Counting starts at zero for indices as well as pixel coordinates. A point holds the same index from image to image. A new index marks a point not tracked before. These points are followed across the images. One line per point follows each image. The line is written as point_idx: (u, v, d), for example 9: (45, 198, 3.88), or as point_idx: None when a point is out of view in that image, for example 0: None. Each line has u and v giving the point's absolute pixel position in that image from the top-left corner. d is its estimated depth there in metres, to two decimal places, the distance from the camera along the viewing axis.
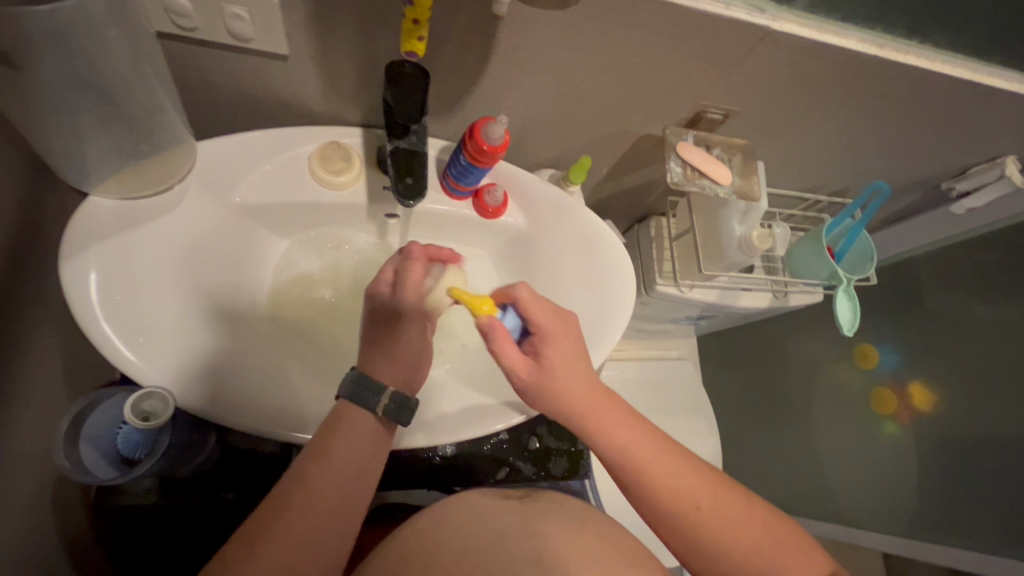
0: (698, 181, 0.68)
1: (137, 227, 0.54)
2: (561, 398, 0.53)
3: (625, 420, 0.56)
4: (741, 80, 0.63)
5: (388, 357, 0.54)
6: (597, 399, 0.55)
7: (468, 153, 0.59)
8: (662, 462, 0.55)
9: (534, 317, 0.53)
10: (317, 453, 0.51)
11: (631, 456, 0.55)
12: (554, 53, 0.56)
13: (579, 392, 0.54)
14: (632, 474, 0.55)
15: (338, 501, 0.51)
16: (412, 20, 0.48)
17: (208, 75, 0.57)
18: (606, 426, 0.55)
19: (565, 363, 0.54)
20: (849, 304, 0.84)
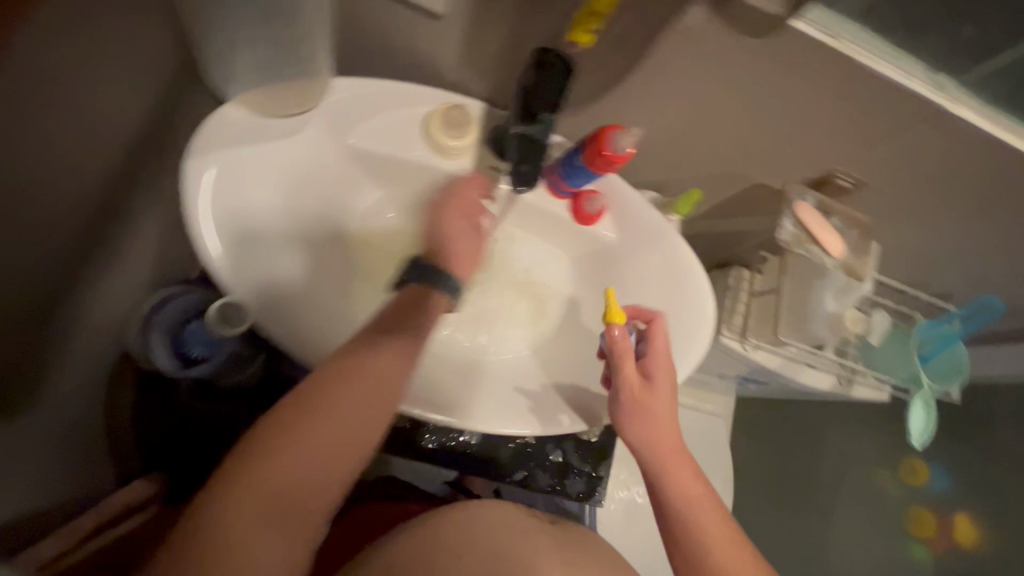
0: (806, 246, 0.65)
1: (261, 142, 0.56)
2: (652, 419, 0.57)
3: (698, 481, 0.57)
4: (886, 154, 0.59)
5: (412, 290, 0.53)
6: (676, 453, 0.57)
7: (586, 155, 0.58)
8: (723, 532, 0.55)
9: (657, 344, 0.60)
10: (325, 398, 0.45)
11: (692, 516, 0.55)
12: (703, 78, 0.54)
13: (667, 424, 0.57)
14: (693, 539, 0.55)
15: (340, 447, 0.45)
16: (589, 12, 0.46)
17: (360, 15, 0.58)
18: (679, 482, 0.56)
19: (669, 395, 0.58)
20: (924, 414, 0.78)
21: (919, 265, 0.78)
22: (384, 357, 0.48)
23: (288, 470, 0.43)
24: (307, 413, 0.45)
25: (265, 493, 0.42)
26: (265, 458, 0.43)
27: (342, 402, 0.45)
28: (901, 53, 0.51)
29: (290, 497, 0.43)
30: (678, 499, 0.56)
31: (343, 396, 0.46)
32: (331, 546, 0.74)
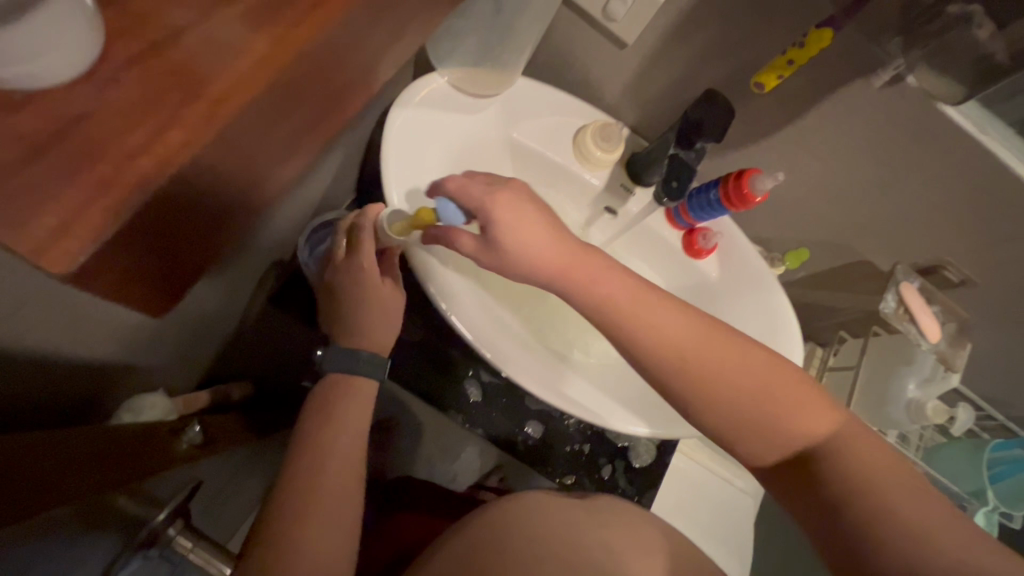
0: (904, 323, 0.69)
1: (450, 112, 0.64)
2: (534, 252, 0.50)
3: (665, 315, 0.51)
4: (1000, 254, 0.63)
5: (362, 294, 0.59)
6: (576, 255, 0.51)
7: (724, 191, 0.64)
8: (738, 366, 0.50)
9: (467, 196, 0.50)
10: (314, 471, 0.52)
11: (699, 357, 0.50)
12: (850, 148, 0.61)
13: (550, 245, 0.50)
14: (685, 380, 0.50)
15: (346, 479, 0.53)
16: (787, 59, 0.55)
17: (555, 33, 0.68)
18: (660, 322, 0.51)
19: (527, 225, 0.50)
20: (985, 528, 0.79)
21: (999, 377, 0.79)
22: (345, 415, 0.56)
23: (316, 517, 0.49)
24: (306, 481, 0.51)
25: (295, 518, 0.48)
26: (288, 512, 0.49)
27: (334, 436, 0.54)
28: None
29: (330, 510, 0.50)
30: (687, 347, 0.50)
31: (336, 437, 0.54)
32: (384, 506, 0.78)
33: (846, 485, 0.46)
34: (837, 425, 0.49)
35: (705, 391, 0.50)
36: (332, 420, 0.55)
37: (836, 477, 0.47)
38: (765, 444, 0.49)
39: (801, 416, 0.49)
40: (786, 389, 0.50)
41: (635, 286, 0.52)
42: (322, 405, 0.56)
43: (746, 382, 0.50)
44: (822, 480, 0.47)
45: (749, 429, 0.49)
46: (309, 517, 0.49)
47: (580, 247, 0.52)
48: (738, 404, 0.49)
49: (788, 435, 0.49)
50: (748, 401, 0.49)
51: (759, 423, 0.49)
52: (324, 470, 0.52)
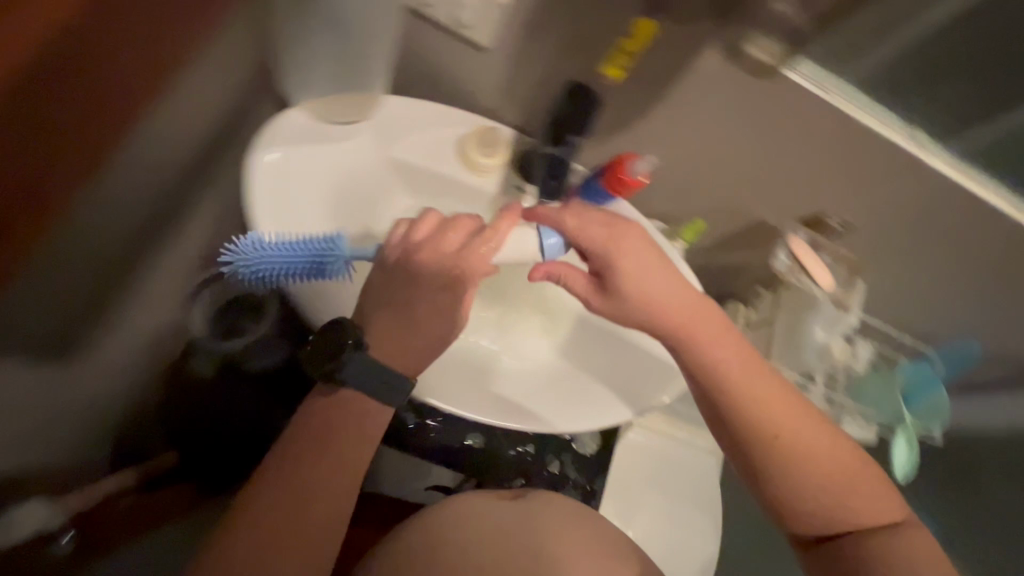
0: (798, 276, 0.73)
1: (318, 146, 0.63)
2: (637, 296, 0.55)
3: (722, 342, 0.57)
4: (876, 197, 0.65)
5: (396, 332, 0.54)
6: (684, 310, 0.56)
7: (606, 180, 0.65)
8: (807, 429, 0.56)
9: (588, 240, 0.55)
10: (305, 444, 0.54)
11: (729, 368, 0.56)
12: (717, 118, 0.62)
13: (658, 289, 0.55)
14: (724, 397, 0.56)
15: (331, 470, 0.54)
16: (621, 48, 0.57)
17: (416, 45, 0.65)
18: (702, 339, 0.57)
19: (636, 263, 0.55)
20: (906, 450, 0.84)
21: (901, 307, 0.83)
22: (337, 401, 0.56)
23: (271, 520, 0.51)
24: (282, 471, 0.53)
25: (256, 516, 0.51)
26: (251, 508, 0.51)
27: (323, 445, 0.54)
28: (884, 108, 0.59)
29: (323, 471, 0.54)
30: (728, 363, 0.56)
31: (313, 455, 0.54)
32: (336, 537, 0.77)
33: (830, 508, 0.55)
34: (900, 513, 0.56)
35: (733, 407, 0.56)
36: (321, 430, 0.55)
37: (807, 497, 0.55)
38: (784, 465, 0.55)
39: (863, 477, 0.56)
40: (805, 428, 0.56)
41: (746, 347, 0.58)
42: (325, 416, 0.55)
43: (788, 427, 0.56)
44: (850, 524, 0.55)
45: (815, 479, 0.55)
46: (268, 513, 0.51)
47: (694, 291, 0.58)
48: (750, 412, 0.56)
49: (835, 476, 0.55)
50: (825, 463, 0.55)
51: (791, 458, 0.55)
52: (304, 477, 0.53)
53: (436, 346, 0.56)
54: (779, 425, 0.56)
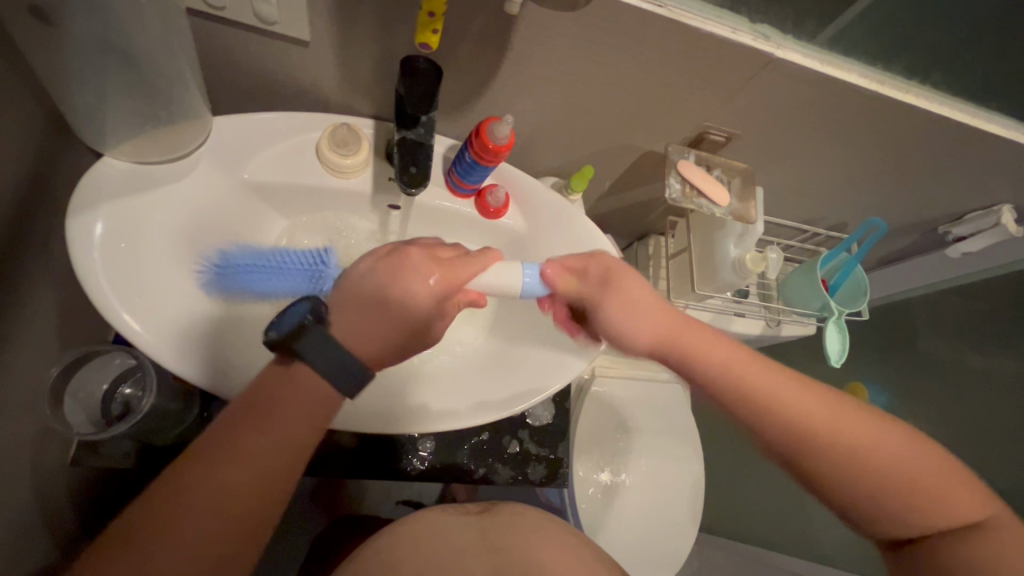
0: (696, 200, 0.69)
1: (149, 191, 0.56)
2: (638, 318, 0.58)
3: (708, 340, 0.55)
4: (745, 105, 0.64)
5: (360, 316, 0.50)
6: (676, 327, 0.57)
7: (473, 151, 0.61)
8: (848, 422, 0.51)
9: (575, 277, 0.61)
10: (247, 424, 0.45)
11: (746, 372, 0.54)
12: (565, 61, 0.58)
13: (650, 312, 0.57)
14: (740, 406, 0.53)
15: (278, 450, 0.46)
16: (428, 13, 0.50)
17: (231, 54, 0.59)
18: (711, 349, 0.55)
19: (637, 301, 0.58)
20: (838, 336, 0.86)
21: (807, 202, 0.84)
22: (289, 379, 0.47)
23: (192, 505, 0.42)
24: (210, 454, 0.44)
25: (180, 499, 0.42)
26: (169, 493, 0.42)
27: (264, 424, 0.46)
28: (728, 13, 0.56)
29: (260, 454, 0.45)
30: (756, 387, 0.53)
31: (251, 436, 0.45)
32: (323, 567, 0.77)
33: (888, 511, 0.50)
34: (980, 512, 0.49)
35: (758, 410, 0.52)
36: (264, 410, 0.46)
37: (861, 503, 0.50)
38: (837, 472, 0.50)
39: (929, 476, 0.49)
40: (855, 428, 0.51)
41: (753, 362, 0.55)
42: (274, 392, 0.47)
43: (841, 425, 0.51)
44: (927, 527, 0.49)
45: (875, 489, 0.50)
46: (192, 498, 0.42)
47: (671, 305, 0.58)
48: (796, 419, 0.51)
49: (895, 481, 0.49)
50: (881, 454, 0.50)
51: (837, 451, 0.50)
52: (245, 460, 0.44)
53: (414, 334, 0.53)
54: (834, 426, 0.50)
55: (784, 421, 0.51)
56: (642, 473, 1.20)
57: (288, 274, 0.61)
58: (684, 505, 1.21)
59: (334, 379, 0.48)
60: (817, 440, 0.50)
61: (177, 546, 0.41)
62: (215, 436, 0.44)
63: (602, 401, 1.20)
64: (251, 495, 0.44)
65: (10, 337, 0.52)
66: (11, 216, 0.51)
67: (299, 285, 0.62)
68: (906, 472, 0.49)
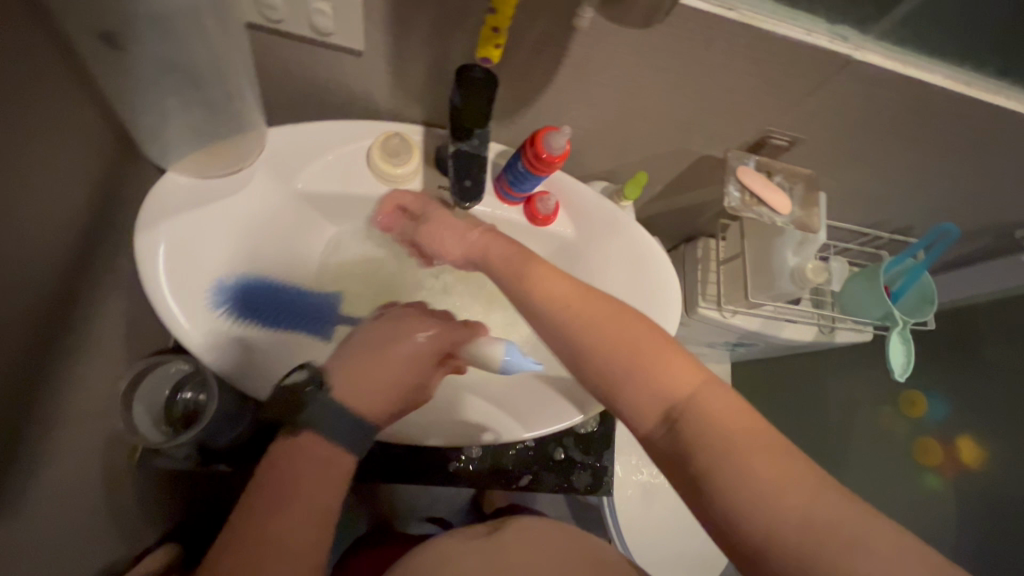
0: (755, 208, 0.67)
1: (208, 205, 0.57)
2: (557, 306, 0.50)
3: (618, 320, 0.49)
4: (813, 109, 0.60)
5: (372, 359, 0.52)
6: (586, 301, 0.50)
7: (526, 160, 0.59)
8: (641, 342, 0.48)
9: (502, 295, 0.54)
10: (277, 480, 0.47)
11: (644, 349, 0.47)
12: (623, 66, 0.56)
13: (564, 292, 0.51)
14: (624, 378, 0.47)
15: (308, 506, 0.46)
16: (492, 28, 0.49)
17: (285, 65, 0.59)
18: (610, 330, 0.48)
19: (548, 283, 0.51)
20: (903, 347, 0.81)
21: (871, 206, 0.79)
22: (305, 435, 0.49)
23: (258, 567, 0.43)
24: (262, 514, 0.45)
25: (244, 561, 0.42)
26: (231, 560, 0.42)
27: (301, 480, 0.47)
28: (802, 15, 0.52)
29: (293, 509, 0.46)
30: (648, 365, 0.47)
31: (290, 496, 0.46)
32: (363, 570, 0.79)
33: (617, 402, 0.48)
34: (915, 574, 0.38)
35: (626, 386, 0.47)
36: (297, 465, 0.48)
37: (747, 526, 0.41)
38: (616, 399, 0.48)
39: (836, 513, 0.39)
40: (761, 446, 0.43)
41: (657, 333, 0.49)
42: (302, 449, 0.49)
43: (637, 340, 0.48)
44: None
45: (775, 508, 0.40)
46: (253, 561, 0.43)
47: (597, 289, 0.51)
48: (585, 341, 0.49)
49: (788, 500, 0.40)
50: (606, 352, 0.48)
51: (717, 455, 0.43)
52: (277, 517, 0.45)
53: (418, 391, 0.54)
54: (612, 349, 0.48)
55: (588, 340, 0.48)
56: None
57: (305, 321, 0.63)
58: None
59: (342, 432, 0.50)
60: (592, 353, 0.48)
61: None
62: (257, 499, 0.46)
63: None
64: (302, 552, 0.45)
65: (82, 349, 0.54)
66: (82, 232, 0.52)
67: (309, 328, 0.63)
68: (635, 360, 0.47)
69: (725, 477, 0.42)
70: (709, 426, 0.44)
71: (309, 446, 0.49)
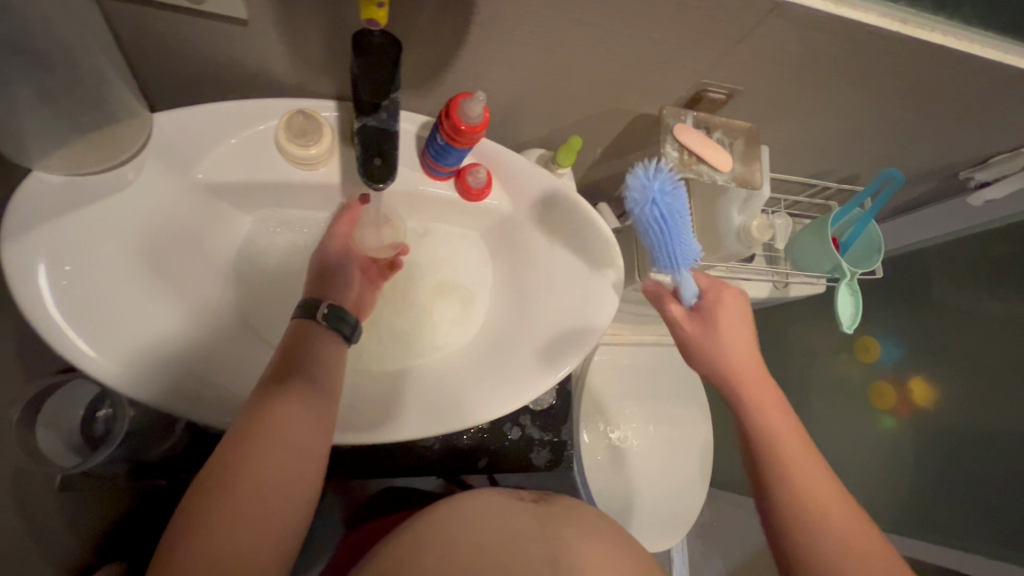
0: (695, 167, 0.63)
1: (87, 206, 0.50)
2: (754, 404, 0.53)
3: (813, 470, 0.50)
4: (745, 58, 0.57)
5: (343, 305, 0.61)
6: (794, 435, 0.52)
7: (444, 133, 0.55)
8: (818, 472, 0.50)
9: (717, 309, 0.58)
10: (222, 491, 0.42)
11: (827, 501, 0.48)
12: (539, 21, 0.51)
13: (770, 407, 0.53)
14: (793, 508, 0.48)
15: (264, 503, 0.43)
16: None
17: (163, 40, 0.53)
18: (804, 470, 0.50)
19: (765, 394, 0.54)
20: (852, 298, 0.80)
21: (815, 157, 0.77)
22: (255, 434, 0.45)
23: (229, 514, 0.41)
24: (255, 432, 0.45)
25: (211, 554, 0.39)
26: (213, 486, 0.42)
27: (286, 415, 0.47)
28: None
29: (252, 503, 0.42)
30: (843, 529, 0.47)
31: (278, 427, 0.46)
32: (330, 569, 0.79)
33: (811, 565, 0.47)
34: None
35: (793, 511, 0.48)
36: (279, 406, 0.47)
37: None
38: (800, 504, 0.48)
39: None
40: None
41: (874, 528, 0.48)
42: (315, 370, 0.51)
43: (817, 462, 0.51)
44: None
45: None
46: (249, 485, 0.42)
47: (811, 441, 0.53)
48: (792, 455, 0.50)
49: None
50: (819, 502, 0.48)
51: None
52: (223, 523, 0.41)
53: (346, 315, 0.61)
54: (779, 438, 0.51)
55: (786, 459, 0.50)
56: (650, 441, 1.19)
57: (673, 250, 0.55)
58: (692, 469, 1.20)
59: (303, 415, 0.48)
60: (790, 454, 0.50)
61: (238, 528, 0.41)
62: (245, 423, 0.45)
63: (605, 369, 1.18)
64: (297, 486, 0.45)
65: None
66: None
67: (658, 263, 0.57)
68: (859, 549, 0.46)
69: None
70: None
71: (264, 438, 0.45)
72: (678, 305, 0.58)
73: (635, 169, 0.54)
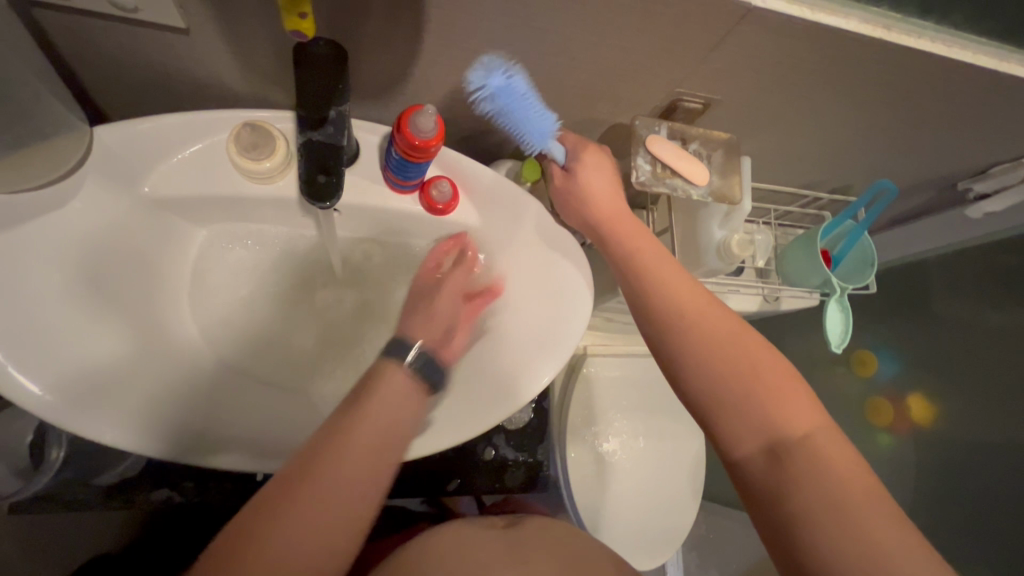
0: (669, 180, 0.60)
1: (23, 225, 0.48)
2: (653, 281, 0.53)
3: (724, 336, 0.49)
4: (720, 67, 0.53)
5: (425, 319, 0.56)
6: (697, 299, 0.52)
7: (398, 148, 0.52)
8: (730, 334, 0.49)
9: (584, 174, 0.58)
10: (281, 511, 0.39)
11: (737, 363, 0.48)
12: (497, 29, 0.49)
13: (668, 276, 0.53)
14: (703, 384, 0.48)
15: (319, 527, 0.40)
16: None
17: (106, 51, 0.51)
18: (710, 337, 0.49)
19: (662, 271, 0.54)
20: (842, 316, 0.76)
21: (803, 168, 0.74)
22: (321, 456, 0.42)
23: (286, 533, 0.39)
24: (320, 454, 0.42)
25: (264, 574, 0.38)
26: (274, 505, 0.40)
27: (353, 435, 0.44)
28: None
29: (309, 523, 0.40)
30: (762, 386, 0.46)
31: (346, 450, 0.43)
32: None
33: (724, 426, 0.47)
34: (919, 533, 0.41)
35: (709, 393, 0.48)
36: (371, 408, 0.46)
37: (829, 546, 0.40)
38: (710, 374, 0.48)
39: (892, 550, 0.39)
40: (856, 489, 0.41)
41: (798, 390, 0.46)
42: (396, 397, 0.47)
43: (715, 316, 0.51)
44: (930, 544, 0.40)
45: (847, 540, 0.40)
46: (307, 509, 0.40)
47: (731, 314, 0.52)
48: (697, 332, 0.50)
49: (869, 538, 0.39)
50: (731, 370, 0.47)
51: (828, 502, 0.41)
52: (279, 545, 0.39)
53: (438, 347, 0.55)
54: (685, 317, 0.51)
55: (697, 343, 0.49)
56: None
57: (528, 128, 0.55)
58: None
59: (375, 435, 0.44)
60: (672, 320, 0.51)
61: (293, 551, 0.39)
62: (332, 422, 0.44)
63: None
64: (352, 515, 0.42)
65: None
66: None
67: (521, 139, 0.57)
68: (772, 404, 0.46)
69: (818, 530, 0.41)
70: (830, 517, 0.40)
71: (326, 460, 0.42)
72: (551, 165, 0.60)
73: (484, 57, 0.52)
